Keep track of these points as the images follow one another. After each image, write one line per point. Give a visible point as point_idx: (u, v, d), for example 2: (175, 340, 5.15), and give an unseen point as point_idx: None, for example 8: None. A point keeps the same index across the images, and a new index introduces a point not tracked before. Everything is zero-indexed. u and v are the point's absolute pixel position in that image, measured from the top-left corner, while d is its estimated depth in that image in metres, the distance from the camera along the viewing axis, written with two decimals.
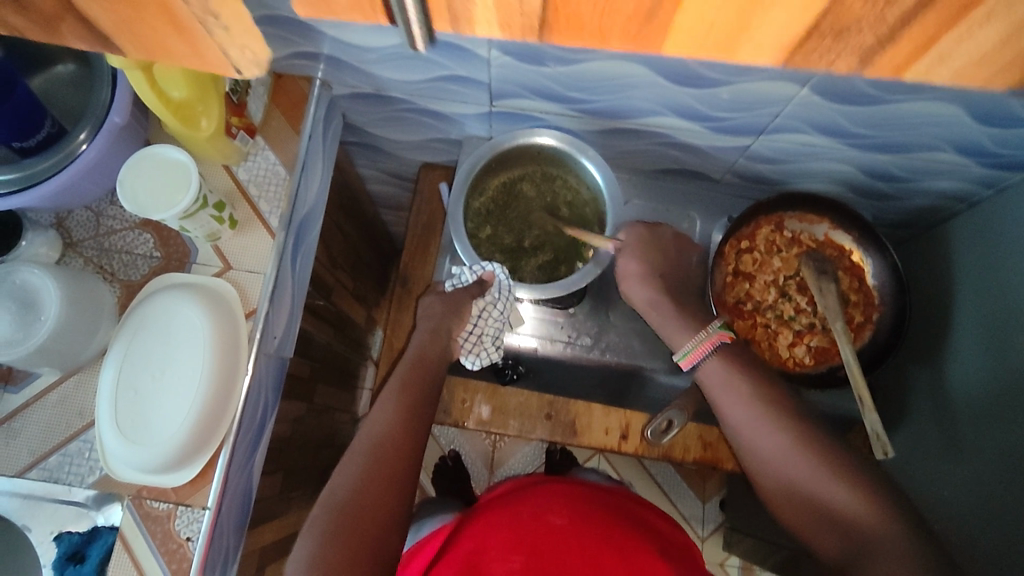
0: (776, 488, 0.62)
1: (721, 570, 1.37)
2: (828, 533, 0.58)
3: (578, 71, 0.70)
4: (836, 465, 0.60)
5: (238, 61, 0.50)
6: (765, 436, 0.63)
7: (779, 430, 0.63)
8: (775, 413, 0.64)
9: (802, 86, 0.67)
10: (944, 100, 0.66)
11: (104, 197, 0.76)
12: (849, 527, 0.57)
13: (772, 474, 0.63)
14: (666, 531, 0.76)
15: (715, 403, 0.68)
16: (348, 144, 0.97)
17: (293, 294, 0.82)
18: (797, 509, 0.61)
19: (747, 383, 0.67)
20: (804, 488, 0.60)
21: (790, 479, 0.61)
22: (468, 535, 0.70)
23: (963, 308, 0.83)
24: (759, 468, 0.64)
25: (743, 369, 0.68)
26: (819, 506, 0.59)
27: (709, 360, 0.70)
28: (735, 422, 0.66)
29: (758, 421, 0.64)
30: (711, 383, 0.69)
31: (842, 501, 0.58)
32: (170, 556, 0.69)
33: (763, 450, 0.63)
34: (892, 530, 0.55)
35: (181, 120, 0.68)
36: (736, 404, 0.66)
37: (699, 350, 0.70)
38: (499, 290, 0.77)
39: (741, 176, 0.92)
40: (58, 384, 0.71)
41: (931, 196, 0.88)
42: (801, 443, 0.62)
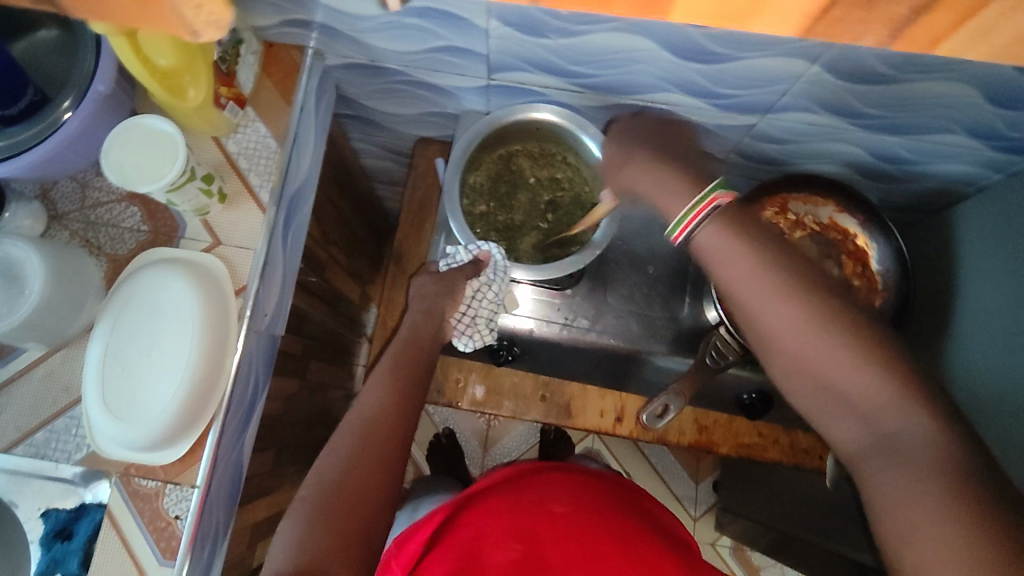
0: (786, 364, 0.50)
1: (712, 550, 1.38)
2: (845, 419, 0.49)
3: (581, 43, 0.67)
4: (866, 350, 0.47)
5: (197, 24, 0.46)
6: (778, 314, 0.49)
7: (798, 306, 0.48)
8: (793, 286, 0.49)
9: (812, 63, 0.64)
10: (958, 80, 0.64)
11: (89, 167, 0.74)
12: (867, 417, 0.47)
13: (785, 355, 0.50)
14: (662, 517, 0.77)
15: (715, 270, 0.52)
16: (342, 116, 0.94)
17: (284, 270, 0.80)
18: (809, 393, 0.50)
19: (755, 242, 0.50)
20: (821, 376, 0.49)
21: (806, 363, 0.49)
22: (466, 520, 0.69)
23: (967, 296, 0.82)
24: (766, 346, 0.51)
25: (755, 233, 0.51)
26: (837, 393, 0.48)
27: (708, 227, 0.52)
28: (740, 294, 0.51)
29: (770, 295, 0.49)
30: (712, 249, 0.52)
31: (866, 389, 0.47)
32: (159, 534, 0.68)
33: (771, 328, 0.50)
34: (919, 427, 0.46)
35: (167, 89, 0.65)
36: (747, 276, 0.50)
37: (691, 218, 0.52)
38: (495, 271, 0.75)
39: (745, 156, 0.90)
40: (44, 360, 0.70)
41: (937, 179, 0.86)
42: (822, 327, 0.48)
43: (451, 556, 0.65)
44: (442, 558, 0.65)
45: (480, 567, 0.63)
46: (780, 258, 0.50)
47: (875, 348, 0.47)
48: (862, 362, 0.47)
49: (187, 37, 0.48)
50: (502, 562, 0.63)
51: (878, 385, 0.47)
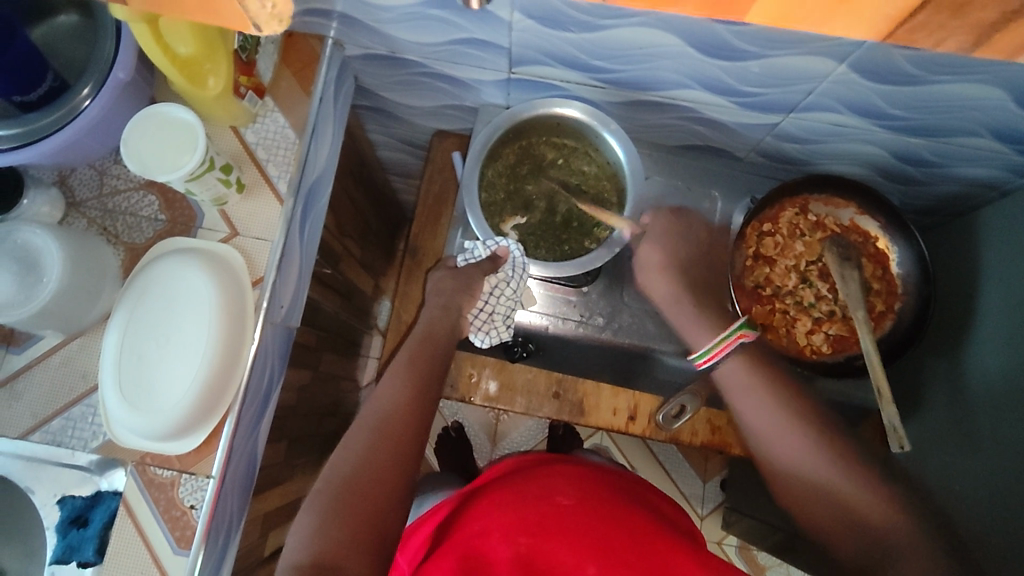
0: (797, 487, 0.69)
1: (718, 548, 1.38)
2: (846, 529, 0.67)
3: (604, 37, 0.66)
4: (856, 472, 0.68)
5: (259, 16, 0.49)
6: (790, 443, 0.70)
7: (803, 440, 0.70)
8: (806, 428, 0.70)
9: (840, 62, 0.63)
10: (987, 82, 0.63)
11: (109, 155, 0.73)
12: (857, 523, 0.66)
13: (792, 477, 0.70)
14: (672, 514, 0.77)
15: (733, 399, 0.75)
16: (359, 108, 0.94)
17: (301, 262, 0.80)
18: (803, 500, 0.69)
19: (767, 387, 0.73)
20: (826, 489, 0.68)
21: (812, 479, 0.68)
22: (474, 515, 0.69)
23: (987, 301, 0.81)
24: (776, 469, 0.71)
25: (762, 371, 0.75)
26: (842, 504, 0.67)
27: (729, 361, 0.76)
28: (760, 429, 0.73)
29: (788, 431, 0.71)
30: (731, 382, 0.75)
31: (866, 503, 0.66)
32: (174, 523, 0.68)
33: (781, 454, 0.71)
34: (908, 543, 0.64)
35: (187, 77, 0.65)
36: (760, 406, 0.73)
37: (717, 352, 0.75)
38: (514, 267, 0.74)
39: (767, 155, 0.89)
40: (61, 347, 0.70)
41: (960, 183, 0.85)
42: (821, 447, 0.69)
43: (456, 552, 0.65)
44: (447, 554, 0.66)
45: (488, 562, 0.63)
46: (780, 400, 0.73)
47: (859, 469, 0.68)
48: (852, 475, 0.67)
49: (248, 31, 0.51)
50: (507, 557, 0.63)
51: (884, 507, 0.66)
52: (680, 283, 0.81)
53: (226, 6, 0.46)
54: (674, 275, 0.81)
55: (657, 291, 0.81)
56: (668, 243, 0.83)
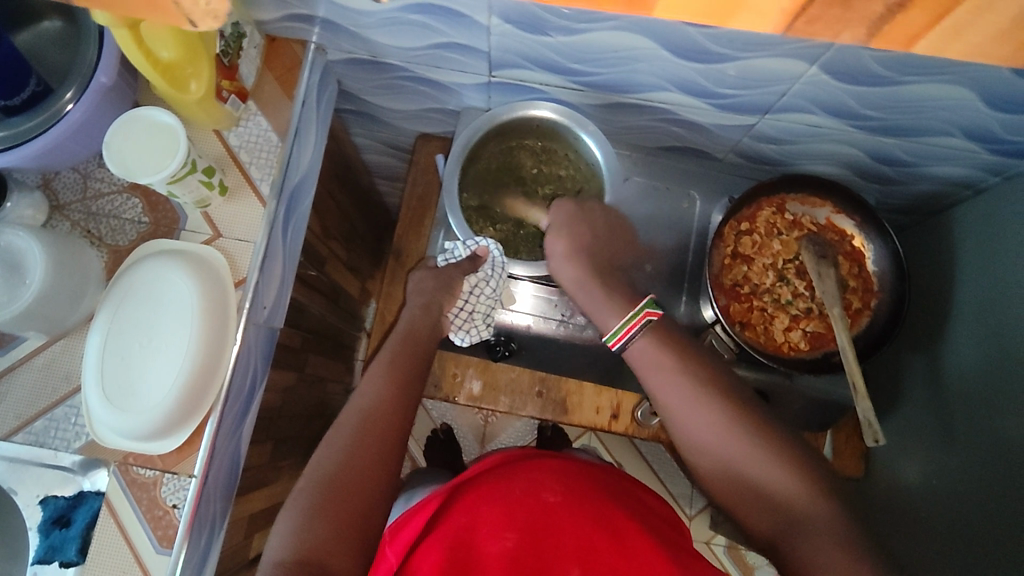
0: (700, 455, 0.62)
1: (706, 548, 1.38)
2: (761, 509, 0.57)
3: (581, 41, 0.68)
4: (769, 442, 0.59)
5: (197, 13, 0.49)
6: (701, 414, 0.61)
7: (713, 412, 0.61)
8: (714, 398, 0.61)
9: (811, 63, 0.65)
10: (954, 82, 0.64)
11: (91, 158, 0.74)
12: (777, 505, 0.57)
13: (704, 453, 0.61)
14: (654, 504, 0.79)
15: (648, 381, 0.65)
16: (344, 112, 0.95)
17: (284, 263, 0.80)
18: (715, 474, 0.60)
19: (679, 357, 0.64)
20: (735, 464, 0.59)
21: (722, 457, 0.60)
22: (461, 508, 0.70)
23: (961, 298, 0.82)
24: (685, 441, 0.62)
25: (674, 347, 0.66)
26: (750, 482, 0.58)
27: (639, 340, 0.67)
28: (670, 405, 0.63)
29: (696, 403, 0.61)
30: (642, 362, 0.66)
31: (775, 479, 0.57)
32: (156, 523, 0.69)
33: (692, 429, 0.61)
34: (822, 511, 0.55)
35: (170, 82, 0.66)
36: (672, 383, 0.63)
37: (629, 328, 0.67)
38: (493, 267, 0.76)
39: (744, 156, 0.90)
40: (45, 348, 0.70)
41: (934, 182, 0.86)
42: (728, 415, 0.60)
43: (445, 542, 0.66)
44: (435, 544, 0.66)
45: (475, 556, 0.64)
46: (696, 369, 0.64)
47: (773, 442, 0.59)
48: (764, 447, 0.58)
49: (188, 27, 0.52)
50: (496, 551, 0.63)
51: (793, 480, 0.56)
52: (587, 266, 0.74)
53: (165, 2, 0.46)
54: (582, 260, 0.74)
55: (565, 276, 0.74)
56: (578, 228, 0.75)
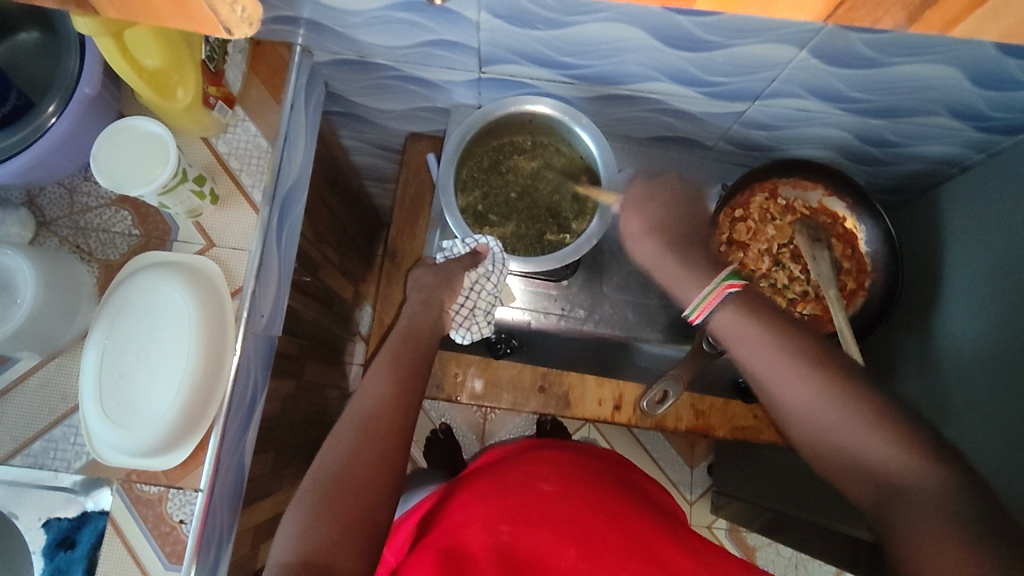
0: (795, 423, 0.58)
1: (709, 532, 1.40)
2: (862, 478, 0.54)
3: (572, 34, 0.67)
4: (870, 409, 0.54)
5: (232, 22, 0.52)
6: (793, 385, 0.58)
7: (809, 382, 0.57)
8: (810, 363, 0.57)
9: (800, 48, 0.65)
10: (941, 62, 0.65)
11: (78, 172, 0.72)
12: (876, 475, 0.54)
13: (799, 422, 0.58)
14: (657, 494, 0.80)
15: (733, 349, 0.62)
16: (331, 113, 0.94)
17: (280, 271, 0.79)
18: (812, 442, 0.57)
19: (766, 323, 0.61)
20: (833, 436, 0.56)
21: (826, 431, 0.56)
22: (459, 506, 0.70)
23: (953, 273, 0.84)
24: (783, 412, 0.59)
25: (761, 315, 0.62)
26: (851, 455, 0.55)
27: (724, 309, 0.63)
28: (758, 371, 0.60)
29: (787, 370, 0.58)
30: (722, 328, 0.63)
31: (877, 451, 0.53)
32: (163, 539, 0.68)
33: (787, 398, 0.58)
34: (930, 482, 0.51)
35: (156, 90, 0.65)
36: (760, 349, 0.60)
37: (708, 303, 0.63)
38: (493, 262, 0.75)
39: (735, 143, 0.91)
40: (39, 368, 0.69)
41: (921, 161, 0.87)
42: (826, 384, 0.56)
43: (437, 544, 0.66)
44: (432, 545, 0.66)
45: (469, 550, 0.63)
46: (787, 335, 0.60)
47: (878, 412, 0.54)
48: (865, 416, 0.54)
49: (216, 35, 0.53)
50: (487, 544, 0.63)
51: (891, 448, 0.53)
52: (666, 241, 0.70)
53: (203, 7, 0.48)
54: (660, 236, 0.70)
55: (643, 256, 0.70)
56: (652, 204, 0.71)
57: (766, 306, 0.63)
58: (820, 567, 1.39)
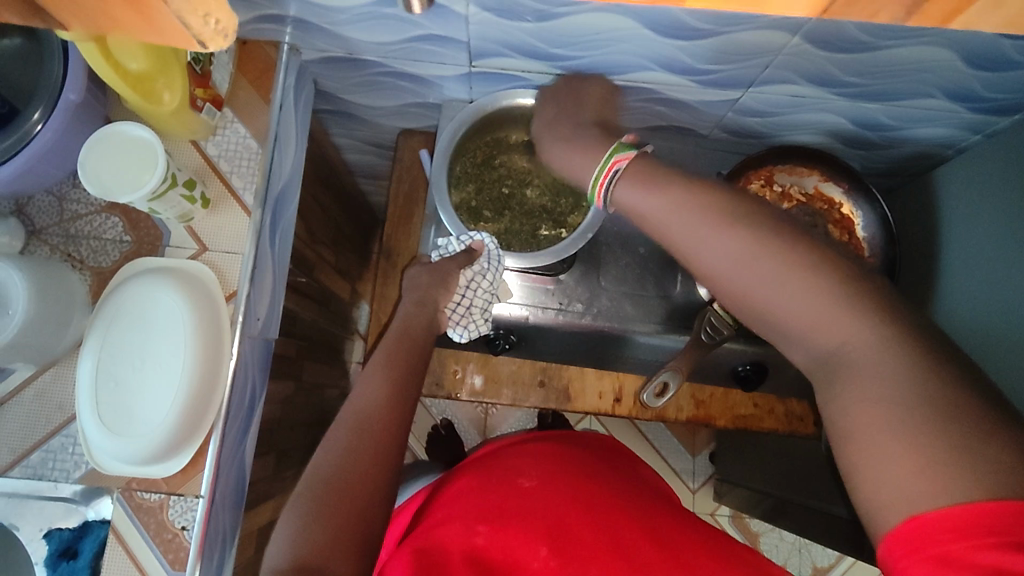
0: (719, 284, 0.50)
1: (712, 520, 1.40)
2: (803, 342, 0.47)
3: (562, 25, 0.66)
4: (793, 259, 0.46)
5: (204, 35, 0.41)
6: (717, 244, 0.49)
7: (736, 240, 0.48)
8: (732, 221, 0.49)
9: (794, 34, 0.64)
10: (936, 44, 0.65)
11: (66, 179, 0.72)
12: (811, 334, 0.46)
13: (721, 283, 0.50)
14: (650, 484, 0.83)
15: (660, 227, 0.53)
16: (321, 112, 0.93)
17: (274, 274, 0.79)
18: (737, 302, 0.50)
19: (690, 192, 0.51)
20: (777, 313, 0.47)
21: (743, 284, 0.48)
22: (440, 509, 0.70)
23: (950, 257, 0.83)
24: (701, 267, 0.51)
25: (678, 178, 0.53)
26: (773, 312, 0.47)
27: (626, 185, 0.56)
28: (681, 239, 0.52)
29: (710, 232, 0.49)
30: (646, 208, 0.54)
31: (798, 300, 0.46)
32: (166, 546, 0.68)
33: (711, 262, 0.50)
34: (887, 368, 0.42)
35: (141, 94, 0.64)
36: (693, 221, 0.50)
37: (603, 179, 0.59)
38: (489, 259, 0.75)
39: (730, 131, 0.90)
40: (35, 379, 0.68)
41: (918, 143, 0.87)
42: (764, 259, 0.47)
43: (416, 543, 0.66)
44: (411, 545, 0.66)
45: (445, 551, 0.63)
46: (708, 200, 0.51)
47: (802, 258, 0.46)
48: (785, 265, 0.46)
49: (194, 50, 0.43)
50: (463, 546, 0.63)
51: (819, 297, 0.45)
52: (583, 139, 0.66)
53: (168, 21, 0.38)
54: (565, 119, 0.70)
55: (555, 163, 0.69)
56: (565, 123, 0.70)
57: (665, 172, 0.55)
58: (824, 551, 1.40)
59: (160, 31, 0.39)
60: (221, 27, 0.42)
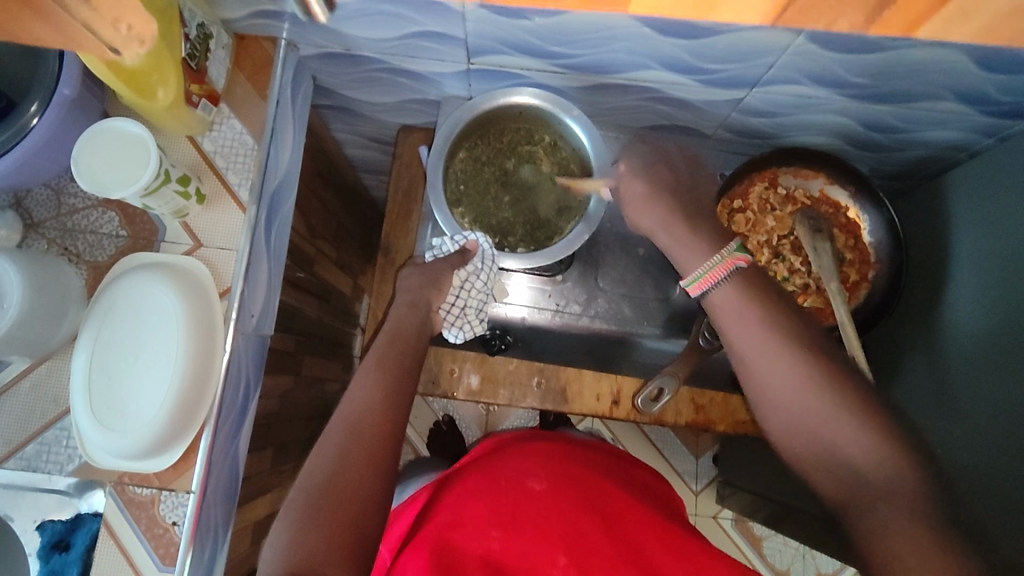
0: (783, 424, 0.57)
1: (713, 523, 1.39)
2: (837, 472, 0.54)
3: (559, 23, 0.65)
4: (848, 400, 0.54)
5: None
6: (782, 372, 0.57)
7: (797, 369, 0.56)
8: (801, 355, 0.56)
9: (797, 34, 0.62)
10: (945, 46, 0.62)
11: (63, 173, 0.72)
12: (853, 468, 0.53)
13: (780, 412, 0.57)
14: (648, 480, 0.81)
15: (729, 333, 0.61)
16: (321, 107, 0.92)
17: (270, 270, 0.79)
18: (797, 441, 0.57)
19: (772, 316, 0.59)
20: (813, 426, 0.55)
21: (801, 415, 0.56)
22: (446, 506, 0.69)
23: (959, 264, 0.81)
24: (765, 400, 0.59)
25: (763, 295, 0.61)
26: (827, 446, 0.55)
27: (723, 287, 0.62)
28: (752, 355, 0.59)
29: (778, 361, 0.57)
30: (728, 309, 0.61)
31: (850, 438, 0.53)
32: (157, 541, 0.68)
33: (775, 387, 0.57)
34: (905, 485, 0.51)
35: (135, 90, 0.62)
36: (753, 338, 0.59)
37: (716, 272, 0.62)
38: (483, 260, 0.75)
39: (734, 131, 0.88)
40: (30, 371, 0.69)
41: (928, 147, 0.85)
42: (815, 379, 0.55)
43: (429, 543, 0.65)
44: (421, 545, 0.66)
45: (459, 556, 0.63)
46: (789, 326, 0.58)
47: (855, 401, 0.54)
48: (835, 399, 0.54)
49: None
50: (478, 552, 0.63)
51: (864, 434, 0.53)
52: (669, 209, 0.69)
53: None
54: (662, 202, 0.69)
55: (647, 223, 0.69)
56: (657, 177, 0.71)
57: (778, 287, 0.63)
58: (828, 557, 1.38)
59: None
60: None
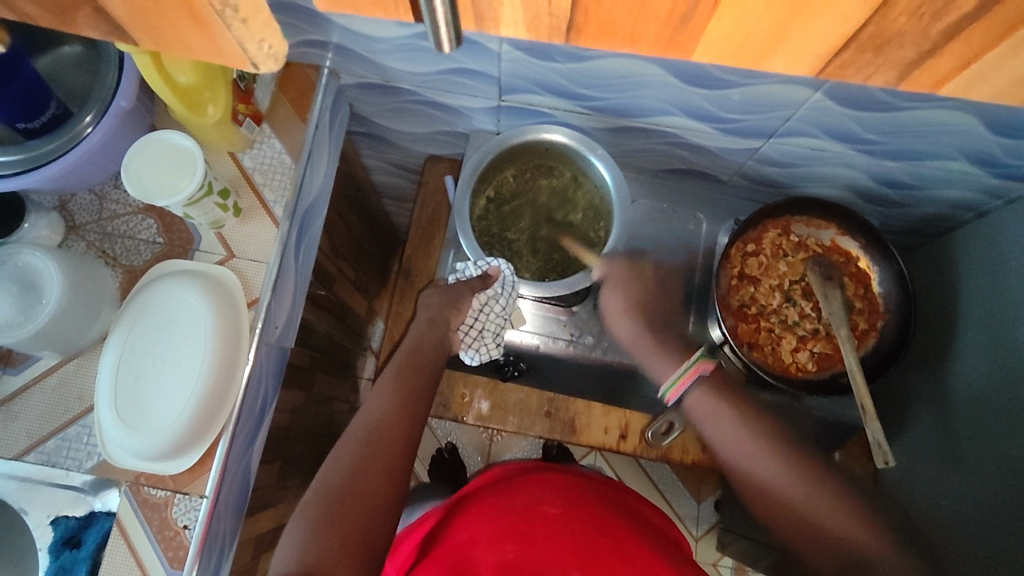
0: (780, 517, 0.64)
1: (712, 570, 1.38)
2: (827, 553, 0.61)
3: (590, 67, 0.69)
4: (825, 484, 0.63)
5: (257, 58, 0.46)
6: (766, 463, 0.65)
7: (780, 463, 0.65)
8: (774, 446, 0.66)
9: (815, 90, 0.66)
10: (956, 109, 0.65)
11: (108, 180, 0.75)
12: (840, 547, 0.60)
13: (773, 501, 0.64)
14: (660, 523, 0.81)
15: (705, 428, 0.71)
16: (354, 133, 0.96)
17: (296, 285, 0.81)
18: (792, 525, 0.63)
19: (736, 411, 0.69)
20: (807, 513, 0.62)
21: (793, 505, 0.63)
22: (463, 525, 0.71)
23: (965, 320, 0.83)
24: (757, 491, 0.65)
25: (727, 396, 0.71)
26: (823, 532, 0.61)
27: (694, 392, 0.72)
28: (730, 450, 0.68)
29: (755, 451, 0.66)
30: (702, 411, 0.71)
31: (836, 523, 0.61)
32: (167, 543, 0.69)
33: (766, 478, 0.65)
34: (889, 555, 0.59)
35: (188, 106, 0.67)
36: (730, 431, 0.68)
37: (682, 383, 0.72)
38: (504, 285, 0.76)
39: (750, 178, 0.92)
40: (58, 367, 0.71)
41: (937, 205, 0.88)
42: (796, 467, 0.64)
43: (445, 560, 0.67)
44: (437, 562, 0.68)
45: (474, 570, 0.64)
46: (755, 421, 0.68)
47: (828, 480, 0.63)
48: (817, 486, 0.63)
49: (249, 69, 0.48)
50: (494, 562, 0.64)
51: (845, 516, 0.61)
52: (642, 321, 0.79)
53: (227, 44, 0.44)
54: (636, 317, 0.79)
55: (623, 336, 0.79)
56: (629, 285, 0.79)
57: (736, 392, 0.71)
58: None
59: (219, 49, 0.45)
60: (274, 52, 0.46)
